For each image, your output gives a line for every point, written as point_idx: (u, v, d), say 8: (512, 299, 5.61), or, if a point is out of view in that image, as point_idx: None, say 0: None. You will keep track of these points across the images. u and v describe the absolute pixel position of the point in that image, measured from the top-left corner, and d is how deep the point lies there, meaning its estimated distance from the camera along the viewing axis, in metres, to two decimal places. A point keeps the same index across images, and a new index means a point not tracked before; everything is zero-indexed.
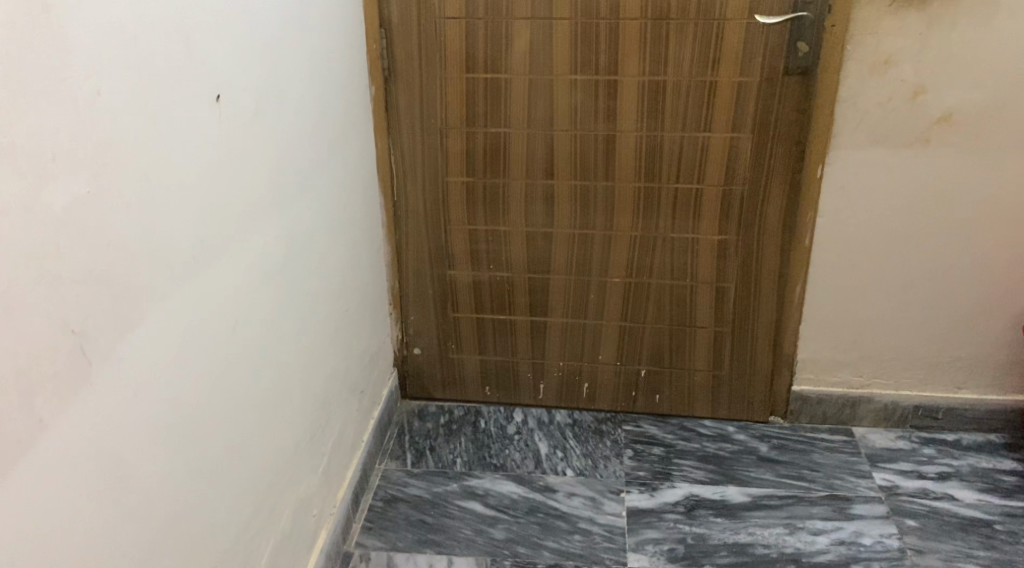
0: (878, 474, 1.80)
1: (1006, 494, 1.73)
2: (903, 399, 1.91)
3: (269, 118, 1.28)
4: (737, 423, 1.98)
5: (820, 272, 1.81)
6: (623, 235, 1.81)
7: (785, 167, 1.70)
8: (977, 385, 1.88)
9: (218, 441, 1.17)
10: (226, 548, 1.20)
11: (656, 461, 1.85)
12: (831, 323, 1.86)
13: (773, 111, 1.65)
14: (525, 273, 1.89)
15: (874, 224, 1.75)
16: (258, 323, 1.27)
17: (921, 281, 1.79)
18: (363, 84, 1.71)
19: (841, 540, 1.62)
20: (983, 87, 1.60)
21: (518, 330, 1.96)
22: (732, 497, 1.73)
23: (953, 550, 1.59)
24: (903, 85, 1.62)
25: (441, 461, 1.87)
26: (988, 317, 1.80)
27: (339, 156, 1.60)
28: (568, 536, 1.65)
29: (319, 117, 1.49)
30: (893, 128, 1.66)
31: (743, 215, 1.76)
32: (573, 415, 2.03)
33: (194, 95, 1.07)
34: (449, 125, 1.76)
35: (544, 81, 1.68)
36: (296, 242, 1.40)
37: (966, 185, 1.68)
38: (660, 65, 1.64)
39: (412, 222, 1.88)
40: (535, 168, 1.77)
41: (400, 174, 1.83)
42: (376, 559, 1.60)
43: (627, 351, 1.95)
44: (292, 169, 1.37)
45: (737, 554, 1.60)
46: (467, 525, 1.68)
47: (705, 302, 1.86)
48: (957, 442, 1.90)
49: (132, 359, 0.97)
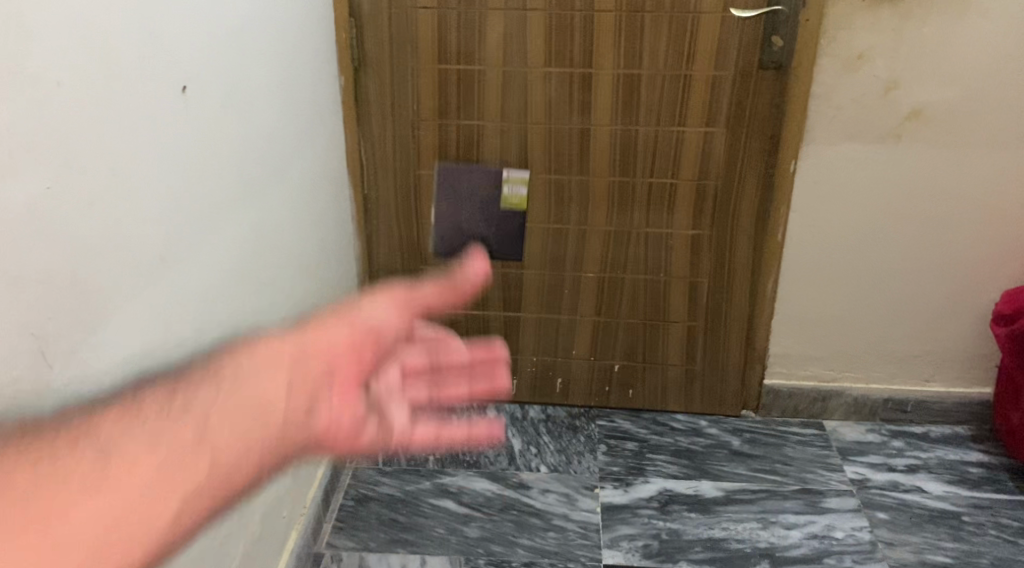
0: (849, 467, 1.82)
1: (973, 485, 1.76)
2: (873, 392, 1.93)
3: (237, 112, 1.24)
4: (710, 417, 1.98)
5: (792, 267, 1.81)
6: (598, 231, 1.79)
7: (759, 163, 1.70)
8: (945, 378, 1.90)
9: None
10: (195, 556, 1.17)
11: (630, 457, 1.85)
12: (803, 317, 1.87)
13: (747, 106, 1.65)
14: (498, 268, 1.86)
15: (847, 219, 1.75)
16: (226, 323, 1.23)
17: (891, 276, 1.80)
18: (332, 74, 1.67)
19: (813, 534, 1.63)
20: (954, 83, 1.61)
21: (491, 326, 1.94)
22: (705, 492, 1.74)
23: (922, 542, 1.61)
24: (876, 80, 1.62)
25: (413, 459, 1.84)
26: (957, 311, 1.82)
27: (309, 149, 1.56)
28: (543, 533, 1.64)
29: (288, 109, 1.44)
30: (867, 122, 1.66)
31: (717, 211, 1.75)
32: (546, 410, 2.01)
33: (160, 87, 1.03)
34: (421, 116, 1.72)
35: (517, 73, 1.66)
36: (265, 238, 1.36)
37: (937, 180, 1.70)
38: (635, 58, 1.62)
39: (384, 216, 1.84)
40: (509, 163, 1.75)
41: (371, 166, 1.79)
42: (349, 560, 1.57)
43: (601, 346, 1.94)
44: (261, 163, 1.33)
45: (711, 549, 1.60)
46: (441, 524, 1.66)
47: (679, 297, 1.85)
48: (925, 434, 1.92)
49: (97, 363, 0.93)
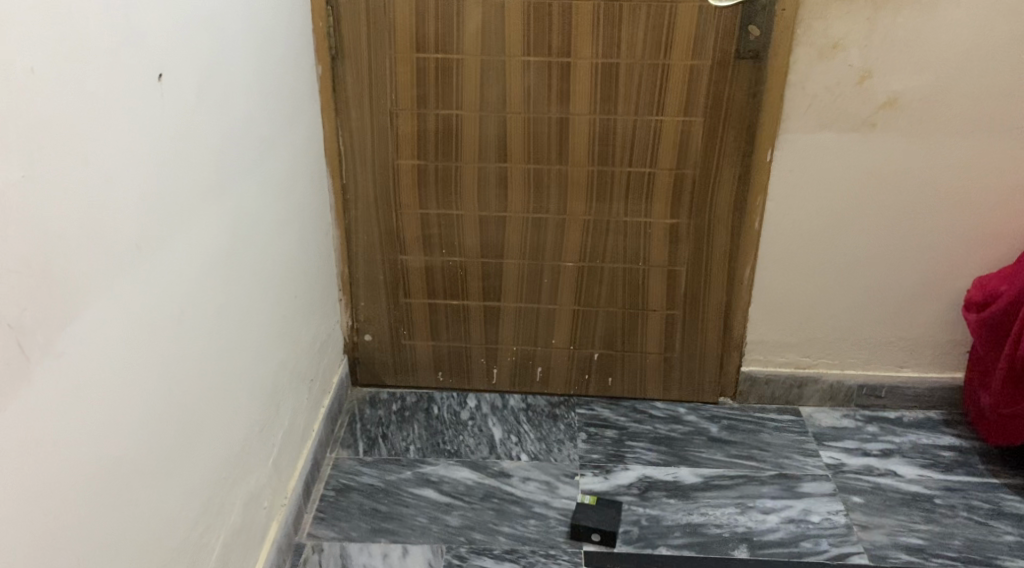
0: (825, 453, 1.84)
1: (945, 469, 1.79)
2: (848, 378, 1.96)
3: (214, 101, 1.23)
4: (688, 405, 2.00)
5: (769, 256, 1.83)
6: (576, 220, 1.80)
7: (736, 151, 1.71)
8: (918, 364, 1.94)
9: (164, 437, 1.12)
10: (175, 547, 1.16)
11: (610, 444, 1.87)
12: (781, 305, 1.89)
13: (724, 94, 1.66)
14: (478, 257, 1.86)
15: (822, 207, 1.77)
16: (205, 314, 1.23)
17: (866, 264, 1.83)
18: (309, 63, 1.66)
19: (790, 518, 1.65)
20: (928, 73, 1.63)
21: (470, 316, 1.94)
22: (684, 478, 1.76)
23: (896, 525, 1.64)
24: (851, 70, 1.64)
25: (394, 449, 1.84)
26: (929, 297, 1.85)
27: (286, 138, 1.55)
28: (524, 521, 1.65)
29: (265, 98, 1.43)
30: (842, 111, 1.68)
31: (695, 200, 1.77)
32: (526, 399, 2.02)
33: (137, 75, 1.02)
34: (399, 105, 1.72)
35: (495, 62, 1.65)
36: (243, 228, 1.35)
37: (911, 168, 1.72)
38: (613, 47, 1.63)
39: (362, 205, 1.83)
40: (488, 152, 1.75)
41: (348, 156, 1.78)
42: (330, 549, 1.57)
43: (580, 335, 1.95)
44: (238, 153, 1.32)
45: (690, 535, 1.61)
46: (422, 513, 1.66)
47: (658, 286, 1.87)
48: (898, 419, 1.96)
49: (76, 355, 0.92)
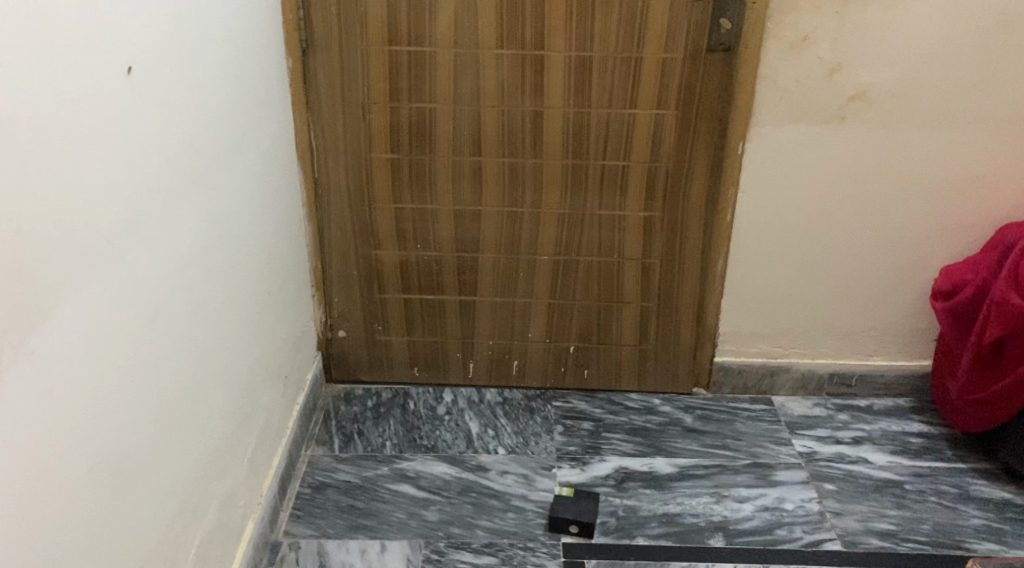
0: (797, 441, 1.87)
1: (914, 455, 1.83)
2: (819, 368, 1.99)
3: (185, 96, 1.21)
4: (663, 396, 2.02)
5: (742, 248, 1.85)
6: (551, 214, 1.80)
7: (708, 144, 1.72)
8: (887, 352, 1.97)
9: (139, 437, 1.10)
10: (151, 548, 1.14)
11: (586, 436, 1.87)
12: (754, 296, 1.91)
13: (696, 87, 1.67)
14: (453, 252, 1.86)
15: (794, 199, 1.79)
16: (179, 312, 1.21)
17: (837, 255, 1.85)
18: (280, 58, 1.64)
19: (764, 506, 1.67)
20: (896, 66, 1.65)
21: (446, 310, 1.93)
22: (660, 469, 1.77)
23: (867, 511, 1.67)
24: (821, 63, 1.66)
25: (370, 445, 1.83)
26: (897, 287, 1.89)
27: (258, 133, 1.53)
28: (502, 515, 1.65)
29: (236, 94, 1.41)
30: (812, 104, 1.70)
31: (668, 192, 1.78)
32: (503, 393, 2.02)
33: (107, 68, 1.00)
34: (372, 99, 1.70)
35: (468, 55, 1.65)
36: (216, 226, 1.33)
37: (879, 160, 1.74)
38: (586, 41, 1.63)
39: (336, 200, 1.82)
40: (462, 147, 1.74)
41: (320, 150, 1.76)
42: (308, 547, 1.56)
43: (556, 328, 1.95)
44: (210, 150, 1.30)
45: (667, 524, 1.63)
46: (400, 509, 1.66)
47: (633, 278, 1.88)
48: (869, 407, 1.99)
49: (47, 354, 0.90)
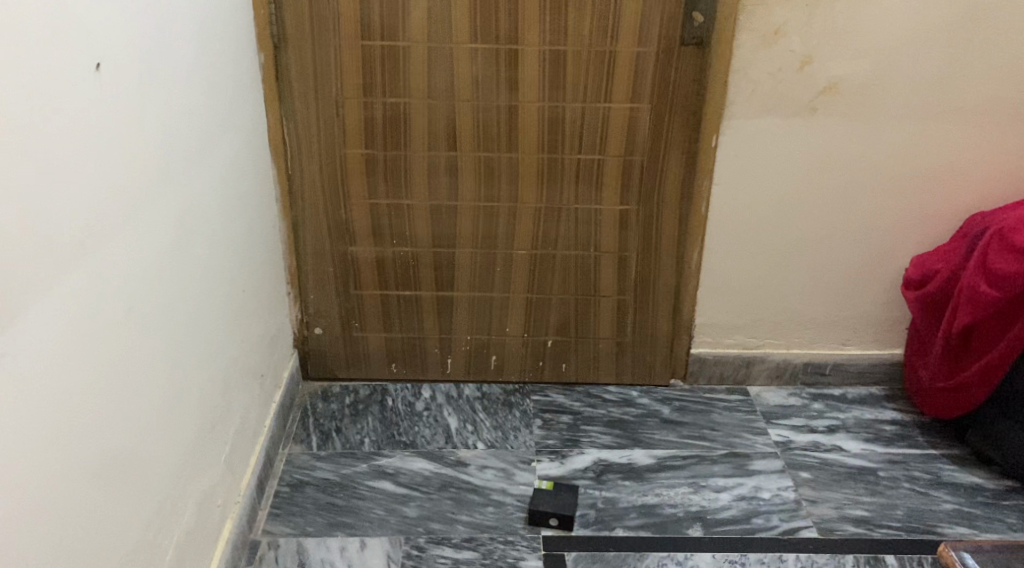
0: (773, 431, 1.89)
1: (887, 442, 1.86)
2: (794, 357, 2.01)
3: (155, 93, 1.19)
4: (640, 388, 2.03)
5: (717, 240, 1.86)
6: (528, 208, 1.80)
7: (683, 137, 1.73)
8: (860, 341, 2.00)
9: (115, 437, 1.09)
10: (129, 550, 1.13)
11: (565, 429, 1.88)
12: (729, 288, 1.93)
13: (670, 81, 1.68)
14: (429, 247, 1.85)
15: (768, 191, 1.81)
16: (153, 311, 1.19)
17: (810, 246, 1.87)
18: (251, 53, 1.62)
19: (741, 496, 1.69)
20: (866, 58, 1.67)
21: (424, 306, 1.93)
22: (638, 460, 1.78)
23: (842, 498, 1.69)
24: (792, 56, 1.67)
25: (348, 442, 1.83)
26: (870, 277, 1.91)
27: (231, 130, 1.51)
28: (482, 509, 1.65)
29: (208, 90, 1.40)
30: (785, 96, 1.71)
31: (644, 186, 1.78)
32: (481, 388, 2.02)
33: (74, 64, 0.98)
34: (345, 94, 1.69)
35: (442, 50, 1.64)
36: (189, 223, 1.32)
37: (851, 151, 1.77)
38: (560, 34, 1.63)
39: (310, 197, 1.80)
40: (438, 141, 1.73)
41: (294, 146, 1.75)
42: (287, 546, 1.55)
43: (534, 322, 1.95)
44: (183, 147, 1.29)
45: (646, 515, 1.64)
46: (379, 505, 1.65)
47: (609, 272, 1.88)
48: (843, 395, 2.02)
49: (19, 355, 0.89)
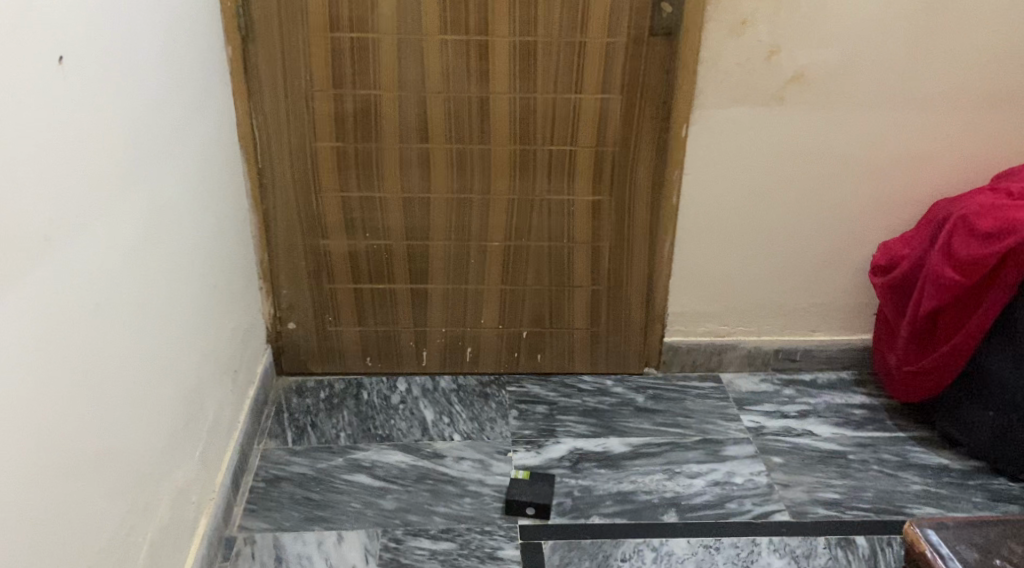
0: (745, 417, 1.91)
1: (857, 426, 1.89)
2: (765, 344, 2.04)
3: (121, 87, 1.18)
4: (615, 377, 2.05)
5: (689, 229, 1.88)
6: (500, 200, 1.81)
7: (653, 127, 1.74)
8: (829, 327, 2.03)
9: (86, 434, 1.08)
10: (102, 547, 1.12)
11: (541, 419, 1.89)
12: (701, 276, 1.95)
13: (640, 71, 1.68)
14: (403, 240, 1.85)
15: (738, 180, 1.83)
16: (123, 306, 1.18)
17: (780, 234, 1.90)
18: (219, 46, 1.60)
19: (715, 481, 1.71)
20: (831, 47, 1.69)
21: (398, 299, 1.93)
22: (613, 448, 1.80)
23: (813, 482, 1.72)
24: (760, 46, 1.69)
25: (324, 436, 1.82)
26: (838, 264, 1.94)
27: (200, 123, 1.50)
28: (458, 500, 1.65)
29: (175, 81, 1.38)
30: (753, 86, 1.73)
31: (615, 176, 1.79)
32: (457, 380, 2.02)
33: (36, 57, 0.96)
34: (315, 87, 1.68)
35: (412, 42, 1.64)
36: (158, 218, 1.31)
37: (818, 139, 1.79)
38: (530, 26, 1.63)
39: (281, 191, 1.79)
40: (409, 134, 1.73)
41: (264, 140, 1.74)
42: (263, 541, 1.55)
43: (508, 313, 1.96)
44: (150, 140, 1.27)
45: (621, 502, 1.66)
46: (356, 498, 1.65)
47: (583, 262, 1.89)
48: (813, 381, 2.05)
49: None
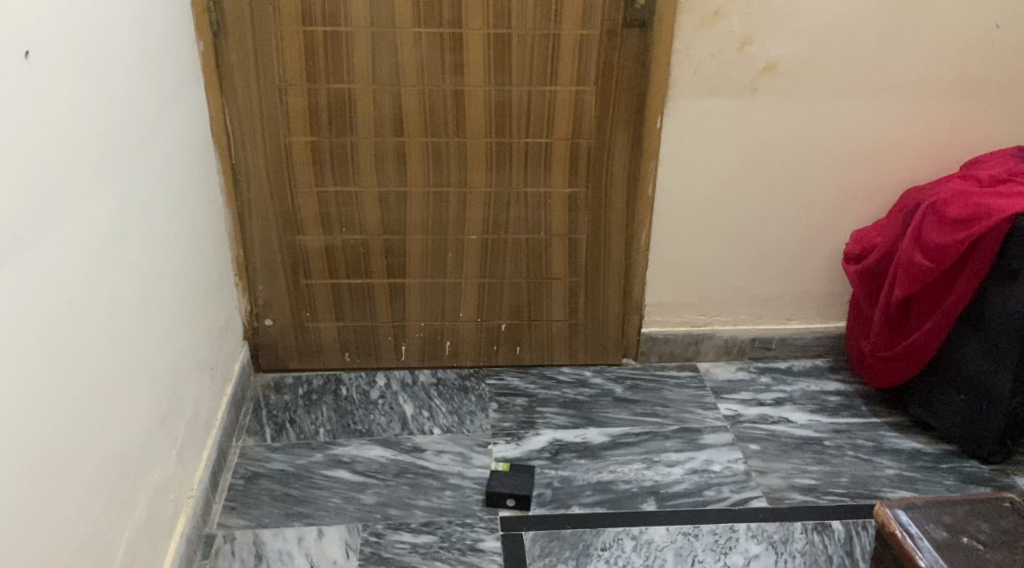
0: (722, 405, 1.93)
1: (832, 412, 1.91)
2: (741, 333, 2.05)
3: (89, 83, 1.16)
4: (594, 368, 2.06)
5: (665, 220, 1.89)
6: (477, 193, 1.81)
7: (628, 119, 1.75)
8: (804, 316, 2.05)
9: (59, 433, 1.07)
10: (78, 547, 1.11)
11: (521, 412, 1.90)
12: (678, 267, 1.96)
13: (614, 63, 1.69)
14: (379, 234, 1.84)
15: (713, 171, 1.84)
16: (96, 304, 1.17)
17: (755, 225, 1.91)
18: (189, 40, 1.59)
19: (693, 469, 1.73)
20: (803, 38, 1.71)
21: (375, 294, 1.92)
22: (592, 439, 1.81)
23: (790, 468, 1.74)
24: (732, 37, 1.70)
25: (303, 432, 1.82)
26: (812, 252, 1.96)
27: (171, 118, 1.48)
28: (439, 493, 1.66)
29: (146, 78, 1.37)
30: (725, 77, 1.74)
31: (591, 168, 1.80)
32: (436, 374, 2.03)
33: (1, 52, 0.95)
34: (288, 81, 1.67)
35: (385, 35, 1.63)
36: (130, 215, 1.29)
37: (791, 129, 1.80)
38: (503, 18, 1.63)
39: (255, 187, 1.78)
40: (384, 127, 1.72)
41: (237, 136, 1.73)
42: (242, 538, 1.54)
43: (487, 307, 1.96)
44: (120, 136, 1.26)
45: (601, 492, 1.67)
46: (336, 494, 1.65)
47: (560, 254, 1.90)
48: (789, 368, 2.07)
49: None
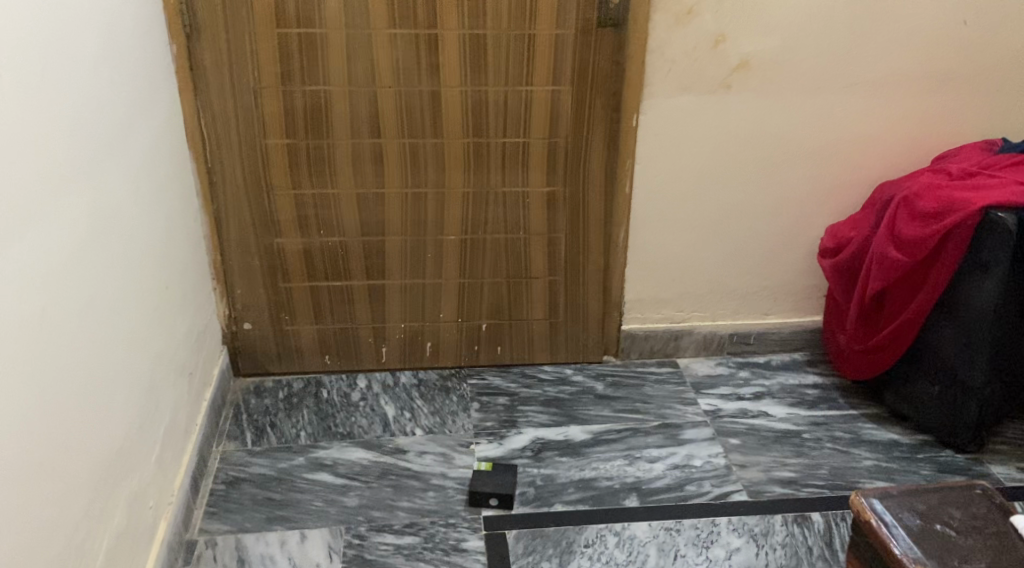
0: (702, 400, 1.95)
1: (811, 405, 1.93)
2: (719, 329, 2.07)
3: (60, 87, 1.15)
4: (575, 366, 2.07)
5: (643, 219, 1.90)
6: (455, 194, 1.81)
7: (604, 117, 1.76)
8: (781, 310, 2.07)
9: (35, 440, 1.06)
10: (56, 556, 1.10)
11: (502, 411, 1.90)
12: (656, 265, 1.97)
13: (589, 62, 1.70)
14: (358, 236, 1.84)
15: (689, 168, 1.85)
16: (69, 310, 1.16)
17: (732, 221, 1.93)
18: (162, 44, 1.58)
19: (675, 465, 1.74)
20: (774, 35, 1.73)
21: (355, 296, 1.92)
22: (574, 436, 1.82)
23: (769, 462, 1.75)
24: (704, 34, 1.71)
25: (284, 436, 1.81)
26: (788, 247, 1.98)
27: (144, 122, 1.47)
28: (422, 494, 1.66)
29: (117, 82, 1.35)
30: (699, 75, 1.76)
31: (568, 167, 1.81)
32: (417, 375, 2.02)
33: None
34: (262, 84, 1.66)
35: (359, 36, 1.63)
36: (104, 220, 1.28)
37: (765, 126, 1.82)
38: (478, 18, 1.63)
39: (231, 190, 1.77)
40: (361, 129, 1.72)
41: (212, 139, 1.72)
42: (224, 543, 1.53)
43: (467, 307, 1.96)
44: (92, 141, 1.25)
45: (583, 489, 1.67)
46: (318, 497, 1.65)
47: (539, 253, 1.90)
48: (767, 363, 2.09)
49: None
